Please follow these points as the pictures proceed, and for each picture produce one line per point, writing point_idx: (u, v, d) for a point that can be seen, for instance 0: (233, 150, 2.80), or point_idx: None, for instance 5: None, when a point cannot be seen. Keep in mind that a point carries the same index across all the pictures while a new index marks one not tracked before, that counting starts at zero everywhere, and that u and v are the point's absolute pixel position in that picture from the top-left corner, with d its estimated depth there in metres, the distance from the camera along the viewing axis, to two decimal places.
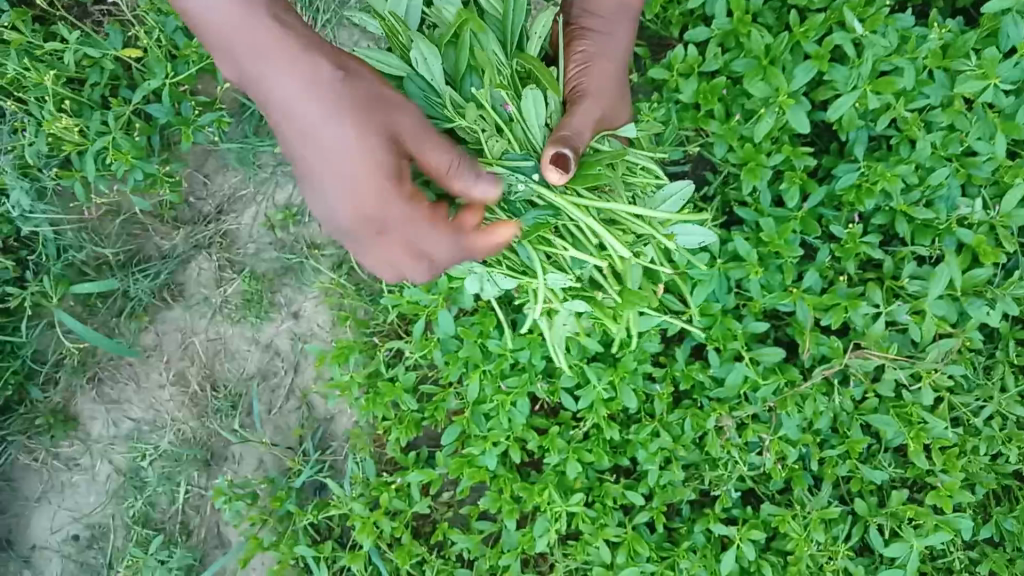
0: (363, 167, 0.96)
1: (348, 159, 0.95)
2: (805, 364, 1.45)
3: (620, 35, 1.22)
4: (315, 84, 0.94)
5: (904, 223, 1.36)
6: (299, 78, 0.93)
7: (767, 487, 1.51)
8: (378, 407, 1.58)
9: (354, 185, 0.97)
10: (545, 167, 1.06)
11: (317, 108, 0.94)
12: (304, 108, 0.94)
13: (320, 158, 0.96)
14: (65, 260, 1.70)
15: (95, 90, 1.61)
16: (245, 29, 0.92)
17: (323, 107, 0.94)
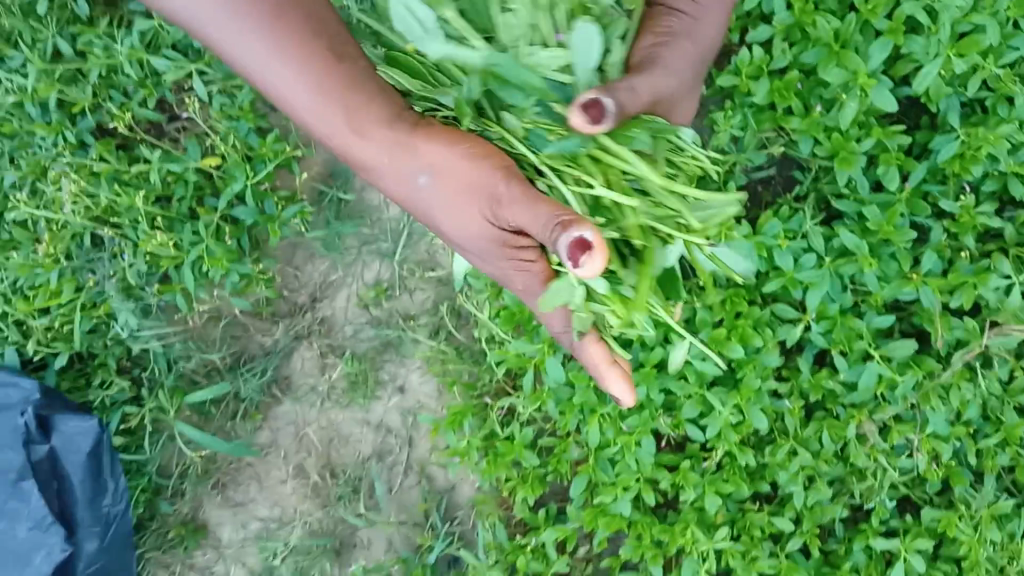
0: (462, 193, 0.97)
1: (442, 176, 0.97)
2: (940, 352, 1.36)
3: (708, 25, 1.12)
4: (371, 122, 0.96)
5: (1018, 184, 1.28)
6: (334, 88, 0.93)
7: (923, 491, 1.40)
8: (501, 467, 1.55)
9: (463, 205, 0.97)
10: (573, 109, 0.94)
11: (403, 146, 0.97)
12: (390, 148, 0.97)
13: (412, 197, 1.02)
14: (177, 370, 1.75)
15: (183, 203, 1.67)
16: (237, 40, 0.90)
17: (421, 146, 0.97)
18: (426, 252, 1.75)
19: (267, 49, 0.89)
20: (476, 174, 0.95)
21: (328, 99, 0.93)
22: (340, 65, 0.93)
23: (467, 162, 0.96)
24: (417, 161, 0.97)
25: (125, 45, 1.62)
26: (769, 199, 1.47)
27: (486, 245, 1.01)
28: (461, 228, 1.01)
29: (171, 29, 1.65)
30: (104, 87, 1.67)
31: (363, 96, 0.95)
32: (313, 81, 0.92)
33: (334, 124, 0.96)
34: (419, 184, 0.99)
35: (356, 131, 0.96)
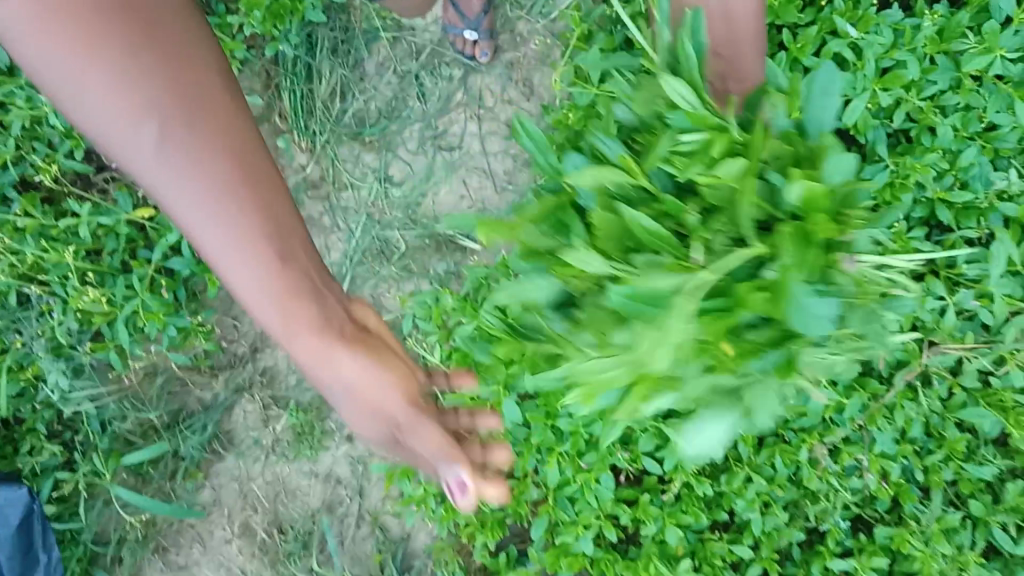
0: (375, 402, 0.88)
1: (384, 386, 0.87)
2: (882, 373, 1.41)
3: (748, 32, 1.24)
4: (291, 312, 0.80)
5: (945, 209, 1.35)
6: (289, 293, 0.79)
7: (874, 510, 1.45)
8: (459, 513, 1.53)
9: (368, 416, 0.90)
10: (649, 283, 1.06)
11: (322, 359, 0.84)
12: (285, 305, 0.79)
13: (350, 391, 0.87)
14: (110, 432, 1.68)
15: (114, 256, 1.61)
16: (188, 210, 0.72)
17: (338, 362, 0.84)
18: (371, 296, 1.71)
19: (225, 226, 0.73)
20: (388, 390, 0.88)
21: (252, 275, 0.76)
22: (283, 258, 0.77)
23: (387, 383, 0.87)
24: (327, 376, 0.85)
25: (50, 96, 1.55)
26: None
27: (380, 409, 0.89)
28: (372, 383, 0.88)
29: None
30: (26, 139, 1.58)
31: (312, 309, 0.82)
32: (247, 227, 0.74)
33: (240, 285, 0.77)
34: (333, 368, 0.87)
35: (278, 309, 0.79)
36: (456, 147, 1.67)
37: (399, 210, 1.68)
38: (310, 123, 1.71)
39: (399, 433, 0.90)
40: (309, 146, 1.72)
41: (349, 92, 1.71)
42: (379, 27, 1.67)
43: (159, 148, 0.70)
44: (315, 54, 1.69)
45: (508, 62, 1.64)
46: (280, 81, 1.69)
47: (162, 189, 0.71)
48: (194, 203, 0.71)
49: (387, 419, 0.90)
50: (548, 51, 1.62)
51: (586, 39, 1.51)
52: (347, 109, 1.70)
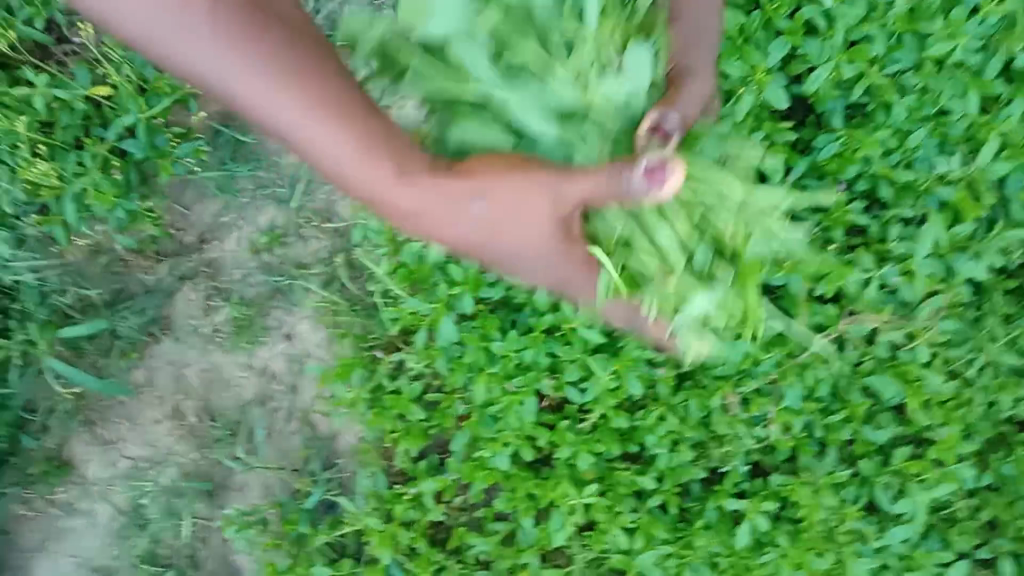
0: (527, 216, 1.00)
1: (523, 218, 1.00)
2: (802, 334, 1.50)
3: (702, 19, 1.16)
4: (366, 140, 0.94)
5: (886, 185, 1.44)
6: (374, 129, 0.95)
7: (773, 458, 1.55)
8: (386, 419, 1.59)
9: (523, 221, 1.00)
10: (640, 134, 1.06)
11: (442, 194, 0.97)
12: (372, 142, 0.95)
13: (482, 230, 1.01)
14: (49, 305, 1.69)
15: (69, 131, 1.58)
16: (274, 102, 0.89)
17: (485, 186, 0.98)
18: (324, 201, 1.72)
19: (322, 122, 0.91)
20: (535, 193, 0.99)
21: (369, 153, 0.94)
22: (363, 105, 0.95)
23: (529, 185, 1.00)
24: (465, 198, 0.97)
25: None
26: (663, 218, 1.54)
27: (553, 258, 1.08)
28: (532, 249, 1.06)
29: None
30: None
31: (408, 152, 0.98)
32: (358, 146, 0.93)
33: (378, 173, 0.95)
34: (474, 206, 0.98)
35: (365, 151, 0.94)
36: None
37: None
38: None
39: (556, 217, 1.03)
40: None
41: None
42: None
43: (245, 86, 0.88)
44: None
45: None
46: None
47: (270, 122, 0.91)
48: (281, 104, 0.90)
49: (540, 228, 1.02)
50: None
51: None
52: (319, 10, 1.68)
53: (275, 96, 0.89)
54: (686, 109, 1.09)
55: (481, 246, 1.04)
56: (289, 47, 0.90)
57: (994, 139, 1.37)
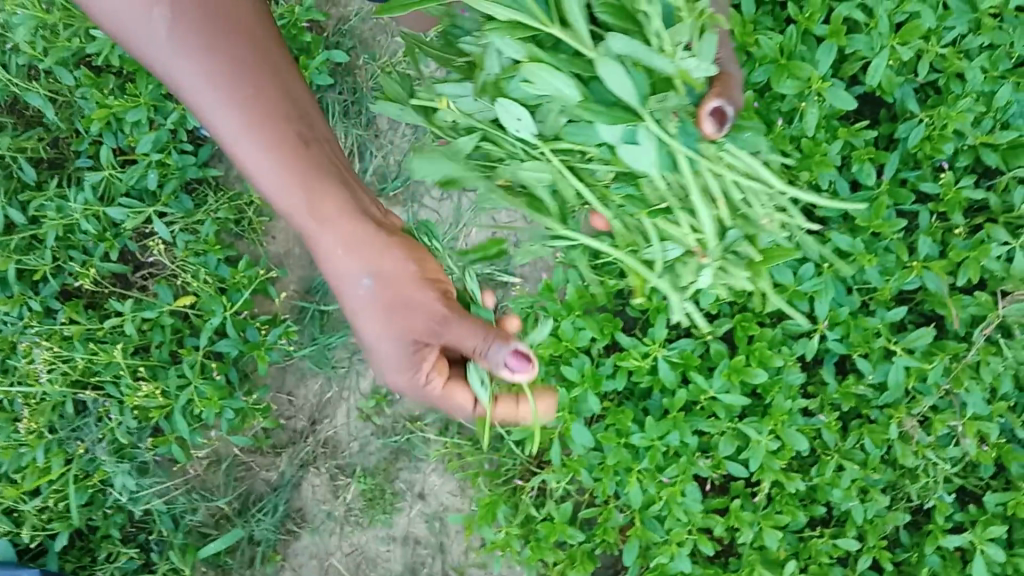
0: (395, 307, 0.91)
1: (385, 312, 0.91)
2: (959, 332, 1.35)
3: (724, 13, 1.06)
4: (275, 163, 0.80)
5: (990, 153, 1.29)
6: (285, 149, 0.80)
7: (978, 477, 1.37)
8: (546, 552, 1.45)
9: (386, 317, 0.92)
10: (700, 119, 0.92)
11: (337, 236, 0.87)
12: (288, 163, 0.81)
13: (355, 297, 0.91)
14: (184, 527, 1.64)
15: (163, 348, 1.58)
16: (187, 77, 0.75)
17: (382, 254, 0.89)
18: None
19: (252, 135, 0.78)
20: (421, 295, 0.92)
21: (290, 188, 0.82)
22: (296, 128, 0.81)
23: (417, 282, 0.91)
24: (360, 265, 0.88)
25: (79, 201, 1.54)
26: None
27: (393, 366, 0.96)
28: (372, 338, 0.94)
29: (123, 177, 1.56)
30: (63, 249, 1.57)
31: (337, 193, 0.86)
32: (285, 181, 0.82)
33: (285, 194, 0.83)
34: (359, 284, 0.90)
35: (272, 166, 0.81)
36: None
37: None
38: None
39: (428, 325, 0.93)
40: None
41: (366, 150, 1.67)
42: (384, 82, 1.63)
43: (179, 35, 0.73)
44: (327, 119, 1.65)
45: None
46: None
47: (166, 60, 0.75)
48: (209, 75, 0.75)
49: (403, 339, 0.93)
50: None
51: None
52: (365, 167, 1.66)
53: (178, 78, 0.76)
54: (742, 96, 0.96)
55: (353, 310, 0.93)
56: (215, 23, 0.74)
57: None
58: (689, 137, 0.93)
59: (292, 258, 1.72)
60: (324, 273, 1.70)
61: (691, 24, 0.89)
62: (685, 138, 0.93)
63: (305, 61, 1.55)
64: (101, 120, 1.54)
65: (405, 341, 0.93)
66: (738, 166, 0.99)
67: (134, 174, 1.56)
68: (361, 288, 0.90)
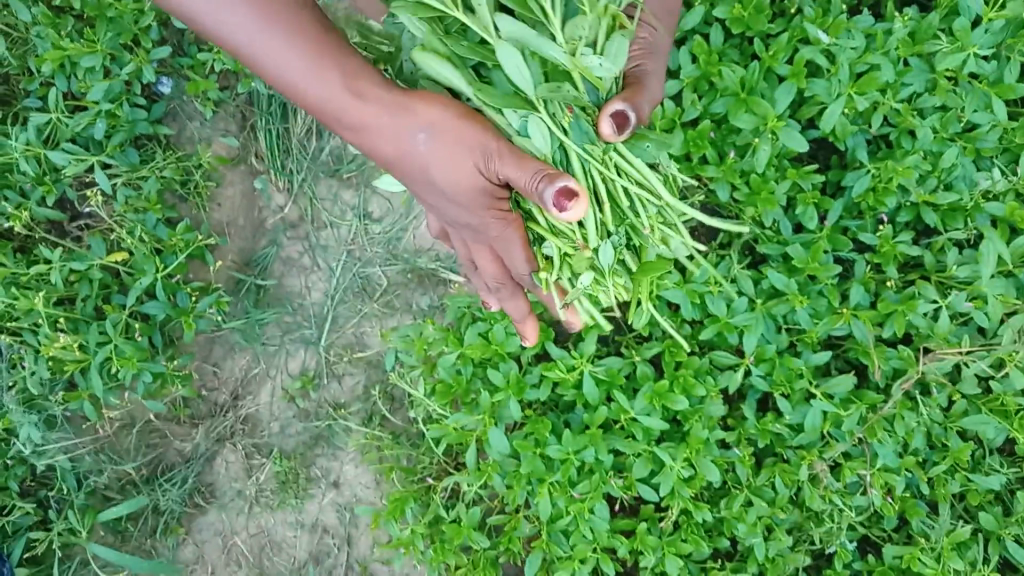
0: (453, 148, 0.93)
1: (441, 162, 0.94)
2: (880, 383, 1.37)
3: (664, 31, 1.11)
4: (320, 66, 0.88)
5: (931, 212, 1.31)
6: (323, 46, 0.88)
7: (881, 528, 1.39)
8: (449, 553, 1.44)
9: (448, 163, 0.94)
10: (600, 119, 0.96)
11: (401, 109, 0.91)
12: (331, 61, 0.88)
13: (422, 173, 0.97)
14: (87, 488, 1.60)
15: (88, 303, 1.55)
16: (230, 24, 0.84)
17: (418, 104, 0.92)
18: (353, 334, 1.68)
19: (285, 40, 0.86)
20: (470, 128, 0.93)
21: (335, 77, 0.89)
22: (322, 28, 0.89)
23: (460, 119, 0.93)
24: (411, 117, 0.92)
25: (20, 141, 1.50)
26: (696, 248, 1.48)
27: (469, 212, 1.00)
28: (456, 210, 1.01)
29: (70, 122, 1.53)
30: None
31: (379, 76, 0.92)
32: (326, 75, 0.89)
33: (337, 87, 0.89)
34: (415, 138, 0.93)
35: (324, 70, 0.88)
36: None
37: (381, 246, 1.65)
38: (288, 163, 1.66)
39: (483, 165, 0.94)
40: (286, 186, 1.67)
41: (325, 130, 1.65)
42: None
43: None
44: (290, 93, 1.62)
45: None
46: (256, 120, 1.64)
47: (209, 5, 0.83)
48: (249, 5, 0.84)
49: (473, 182, 0.95)
50: None
51: None
52: (323, 147, 1.66)
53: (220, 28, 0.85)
54: (646, 108, 0.99)
55: (430, 185, 0.98)
56: None
57: None
58: (581, 131, 0.97)
59: (236, 228, 1.69)
60: (266, 248, 1.68)
61: (594, 21, 0.93)
62: (576, 133, 0.97)
63: None
64: (54, 63, 1.51)
65: (486, 194, 0.97)
66: (631, 171, 1.05)
67: (81, 121, 1.52)
68: (423, 144, 0.93)
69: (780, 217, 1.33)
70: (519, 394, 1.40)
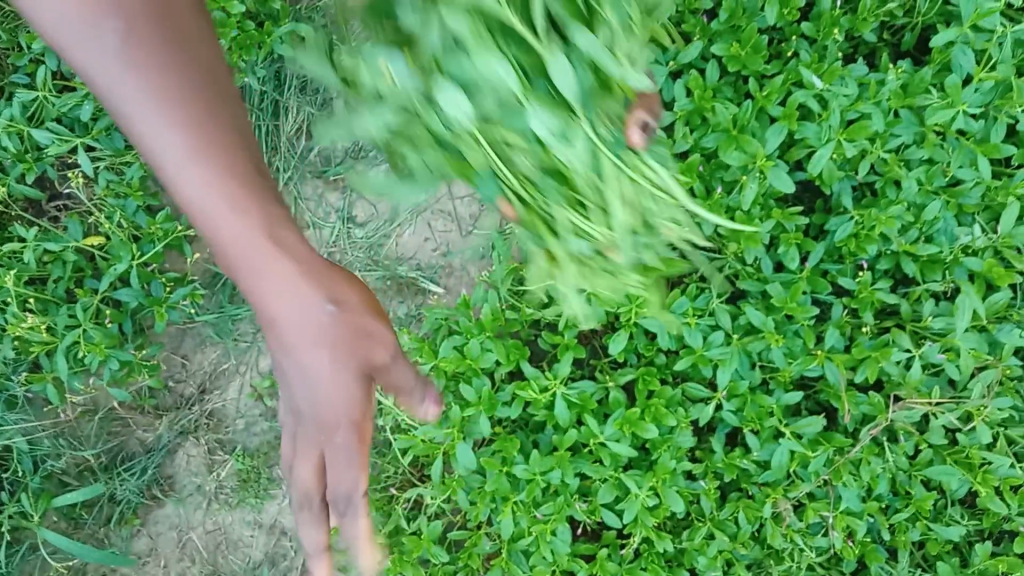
0: (343, 340, 0.86)
1: (330, 343, 0.85)
2: (848, 427, 1.38)
3: None
4: (231, 196, 0.81)
5: (910, 262, 1.33)
6: (245, 185, 0.82)
7: (839, 571, 1.39)
8: (407, 566, 1.43)
9: (336, 356, 0.86)
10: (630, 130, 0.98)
11: (306, 272, 0.85)
12: (252, 206, 0.82)
13: (306, 335, 0.85)
14: (43, 472, 1.59)
15: (59, 284, 1.52)
16: (150, 124, 0.78)
17: (326, 279, 0.86)
18: None
19: (203, 159, 0.80)
20: (367, 319, 0.88)
21: (253, 210, 0.82)
22: (250, 169, 0.83)
23: (364, 306, 0.89)
24: (317, 288, 0.85)
25: (4, 115, 1.49)
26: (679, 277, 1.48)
27: (333, 403, 0.87)
28: (321, 381, 0.87)
29: (56, 102, 1.51)
30: None
31: (295, 237, 0.86)
32: (246, 213, 0.82)
33: (242, 228, 0.82)
34: (316, 309, 0.85)
35: (236, 203, 0.81)
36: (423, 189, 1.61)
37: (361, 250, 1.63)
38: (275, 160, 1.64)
39: (371, 357, 0.88)
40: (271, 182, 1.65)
41: (315, 130, 1.63)
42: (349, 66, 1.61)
43: (147, 80, 0.77)
44: (282, 91, 1.62)
45: None
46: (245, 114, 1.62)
47: (118, 83, 0.77)
48: (176, 120, 0.78)
49: (353, 387, 0.88)
50: None
51: None
52: (311, 147, 1.64)
53: (133, 122, 0.78)
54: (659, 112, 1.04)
55: (306, 360, 0.86)
56: (165, 56, 0.78)
57: (1015, 202, 1.27)
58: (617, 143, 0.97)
59: None
60: None
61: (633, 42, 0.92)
62: (614, 143, 0.96)
63: (269, 28, 1.53)
64: (45, 39, 1.49)
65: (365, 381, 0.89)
66: (654, 181, 1.02)
67: (68, 101, 1.51)
68: (321, 316, 0.85)
69: (758, 255, 1.34)
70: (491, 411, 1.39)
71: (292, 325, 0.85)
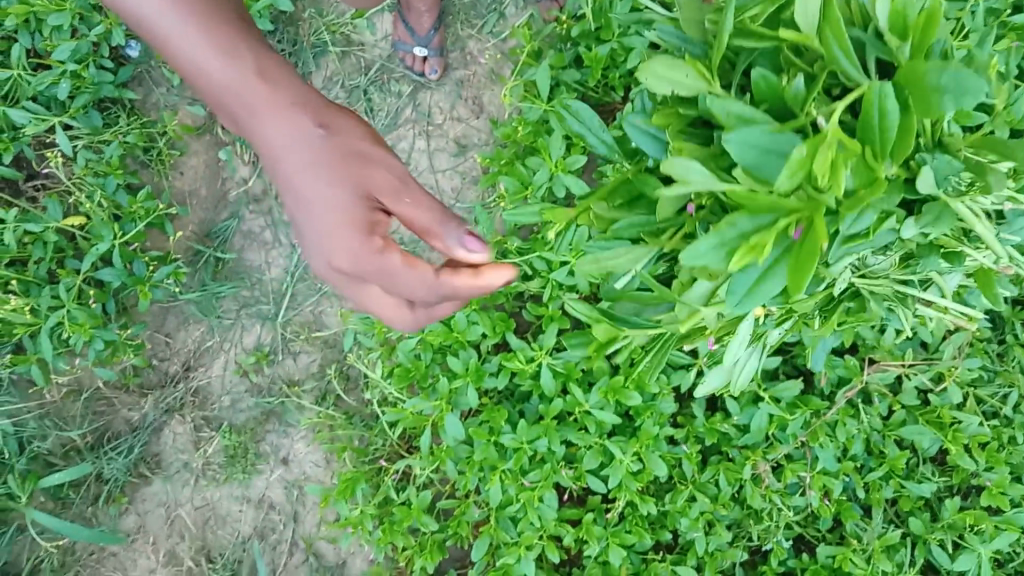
0: (342, 160, 0.78)
1: (324, 169, 0.77)
2: (824, 391, 1.43)
3: None
4: (221, 42, 0.76)
5: None
6: (233, 31, 0.77)
7: (816, 528, 1.45)
8: (397, 536, 1.46)
9: (331, 181, 0.77)
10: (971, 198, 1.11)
11: (300, 106, 0.78)
12: (242, 48, 0.77)
13: (298, 161, 0.77)
14: (29, 453, 1.58)
15: (40, 265, 1.51)
16: None
17: (320, 108, 0.79)
18: (311, 313, 1.67)
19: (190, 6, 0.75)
20: (365, 147, 0.80)
21: (246, 54, 0.77)
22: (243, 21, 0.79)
23: (364, 134, 0.81)
24: (308, 116, 0.78)
25: None
26: None
27: (340, 230, 0.78)
28: (322, 207, 0.78)
29: (32, 80, 1.49)
30: None
31: (291, 78, 0.79)
32: (236, 55, 0.77)
33: (230, 66, 0.76)
34: (310, 135, 0.77)
35: (224, 50, 0.76)
36: (405, 162, 1.62)
37: None
38: None
39: (370, 187, 0.79)
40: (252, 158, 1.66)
41: None
42: (328, 40, 1.61)
43: None
44: None
45: (459, 78, 1.62)
46: None
47: None
48: None
49: (358, 209, 0.78)
50: (499, 68, 1.62)
51: (535, 55, 1.50)
52: None
53: None
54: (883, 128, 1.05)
55: (298, 185, 0.78)
56: None
57: None
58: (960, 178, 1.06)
59: (197, 198, 1.66)
60: (227, 219, 1.66)
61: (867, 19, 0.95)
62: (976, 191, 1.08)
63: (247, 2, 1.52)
64: (18, 16, 1.47)
65: (371, 207, 0.79)
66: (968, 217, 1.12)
67: (45, 80, 1.49)
68: (313, 141, 0.77)
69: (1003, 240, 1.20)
70: (479, 382, 1.42)
71: (279, 145, 0.77)
